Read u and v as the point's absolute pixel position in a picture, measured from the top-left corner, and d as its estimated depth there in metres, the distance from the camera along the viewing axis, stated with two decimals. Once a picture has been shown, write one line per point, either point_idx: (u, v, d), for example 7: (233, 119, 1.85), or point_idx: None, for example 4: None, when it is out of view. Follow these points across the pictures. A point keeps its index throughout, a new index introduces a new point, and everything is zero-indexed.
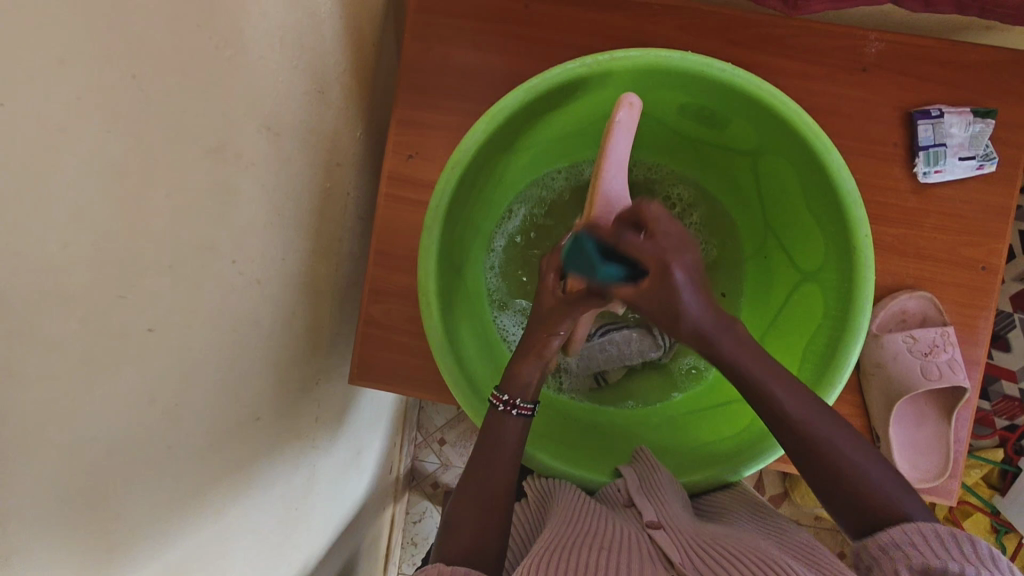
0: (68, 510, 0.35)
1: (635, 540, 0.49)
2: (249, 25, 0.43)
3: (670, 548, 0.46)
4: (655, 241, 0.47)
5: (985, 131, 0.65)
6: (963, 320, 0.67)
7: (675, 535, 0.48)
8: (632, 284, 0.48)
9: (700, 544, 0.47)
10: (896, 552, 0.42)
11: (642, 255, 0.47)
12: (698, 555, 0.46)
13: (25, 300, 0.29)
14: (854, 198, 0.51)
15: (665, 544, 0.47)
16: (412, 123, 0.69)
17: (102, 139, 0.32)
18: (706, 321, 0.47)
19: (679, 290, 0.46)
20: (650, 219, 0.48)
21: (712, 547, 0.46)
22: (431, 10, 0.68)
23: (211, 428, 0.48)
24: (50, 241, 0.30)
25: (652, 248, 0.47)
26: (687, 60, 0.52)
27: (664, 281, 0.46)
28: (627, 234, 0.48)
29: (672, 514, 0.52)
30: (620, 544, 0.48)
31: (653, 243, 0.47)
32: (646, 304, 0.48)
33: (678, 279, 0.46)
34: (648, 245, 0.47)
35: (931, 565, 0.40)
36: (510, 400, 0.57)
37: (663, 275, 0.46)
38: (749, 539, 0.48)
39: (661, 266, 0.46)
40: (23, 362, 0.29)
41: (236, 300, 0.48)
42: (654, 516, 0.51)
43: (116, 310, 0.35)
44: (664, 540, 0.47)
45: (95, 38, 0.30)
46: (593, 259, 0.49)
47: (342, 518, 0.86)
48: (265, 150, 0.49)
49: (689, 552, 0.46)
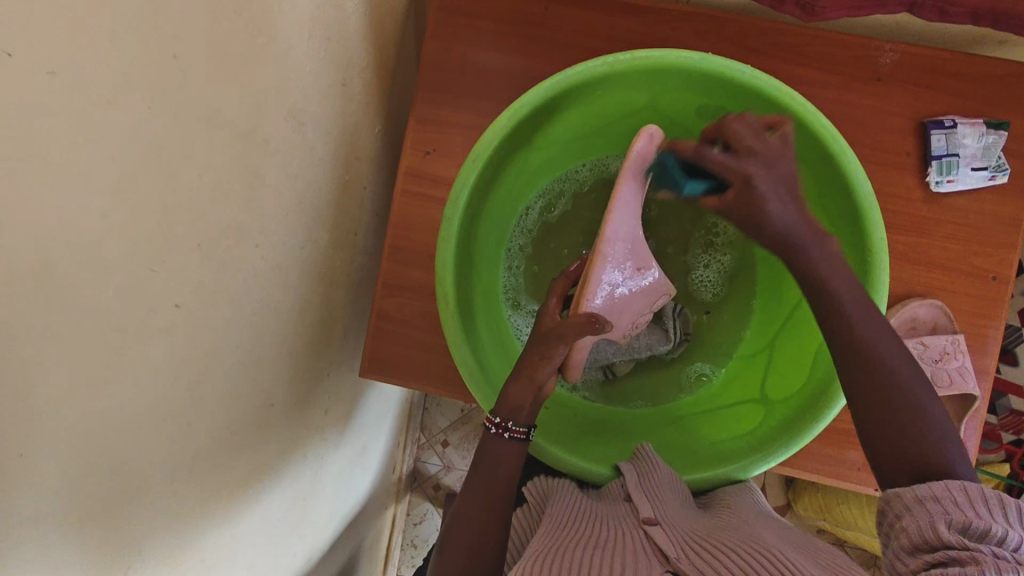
0: (90, 481, 0.35)
1: (631, 537, 0.49)
2: (281, 12, 0.44)
3: (666, 543, 0.47)
4: (750, 155, 0.46)
5: (997, 142, 0.65)
6: (972, 329, 0.67)
7: (670, 532, 0.49)
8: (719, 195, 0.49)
9: (696, 542, 0.47)
10: (937, 507, 0.39)
11: (725, 171, 0.47)
12: (699, 555, 0.46)
13: (64, 267, 0.30)
14: (871, 201, 0.52)
15: (661, 540, 0.47)
16: (430, 120, 0.70)
17: (142, 115, 0.33)
18: (792, 215, 0.46)
19: (768, 204, 0.46)
20: (733, 132, 0.48)
21: (713, 547, 0.46)
22: (453, 10, 0.69)
23: (229, 411, 0.48)
24: (89, 210, 0.30)
25: (734, 160, 0.47)
26: (708, 62, 0.53)
27: (746, 190, 0.46)
28: (707, 150, 0.48)
29: (668, 513, 0.52)
30: (616, 542, 0.48)
31: (739, 160, 0.47)
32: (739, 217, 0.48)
33: (770, 203, 0.46)
34: (730, 161, 0.47)
35: (972, 526, 0.37)
36: (501, 423, 0.56)
37: (750, 189, 0.46)
38: (750, 534, 0.48)
39: (742, 178, 0.46)
40: (58, 328, 0.30)
41: (257, 284, 0.48)
42: (651, 512, 0.51)
43: (147, 283, 0.36)
44: (660, 536, 0.48)
45: (141, 14, 0.31)
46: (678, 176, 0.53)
47: (346, 514, 0.86)
48: (290, 138, 0.50)
49: (685, 549, 0.47)
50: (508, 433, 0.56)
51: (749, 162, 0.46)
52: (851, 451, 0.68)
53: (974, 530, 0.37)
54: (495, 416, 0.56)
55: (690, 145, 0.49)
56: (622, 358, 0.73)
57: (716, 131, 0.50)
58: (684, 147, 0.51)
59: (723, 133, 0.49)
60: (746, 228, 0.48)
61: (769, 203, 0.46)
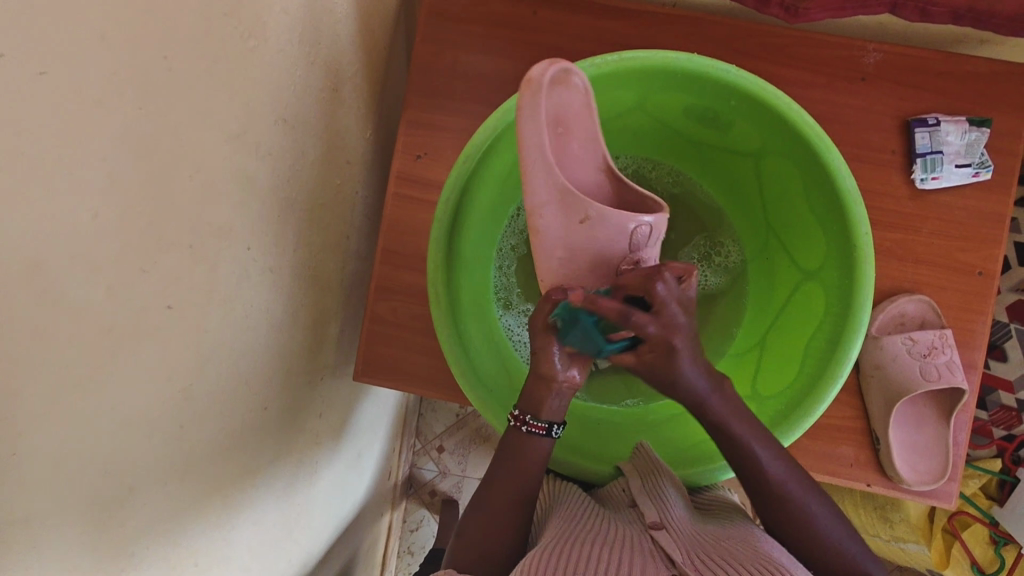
0: (83, 482, 0.35)
1: (637, 542, 0.48)
2: (270, 17, 0.45)
3: (672, 548, 0.47)
4: (663, 318, 0.45)
5: (981, 139, 0.66)
6: (960, 325, 0.68)
7: (677, 535, 0.49)
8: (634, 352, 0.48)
9: (703, 549, 0.48)
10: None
11: (648, 336, 0.45)
12: (704, 563, 0.46)
13: (55, 265, 0.30)
14: (855, 197, 0.53)
15: (668, 547, 0.47)
16: (421, 124, 0.70)
17: (133, 116, 0.33)
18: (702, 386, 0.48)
19: (680, 369, 0.47)
20: (660, 298, 0.45)
21: (718, 556, 0.46)
22: (442, 14, 0.70)
23: (222, 413, 0.48)
24: (81, 208, 0.31)
25: (656, 325, 0.45)
26: (694, 62, 0.54)
27: (671, 359, 0.46)
28: (636, 312, 0.45)
29: (675, 514, 0.51)
30: (624, 546, 0.48)
31: (660, 322, 0.45)
32: (647, 370, 0.48)
33: (684, 362, 0.46)
34: (654, 326, 0.45)
35: None
36: (518, 416, 0.56)
37: (669, 356, 0.46)
38: (753, 543, 0.48)
39: (666, 345, 0.45)
40: (51, 326, 0.30)
41: (249, 287, 0.49)
42: (657, 516, 0.50)
43: (138, 284, 0.36)
44: (667, 541, 0.47)
45: (131, 14, 0.31)
46: (597, 340, 0.48)
47: (341, 519, 0.85)
48: (282, 142, 0.50)
49: (692, 556, 0.47)
50: (526, 427, 0.55)
51: (671, 331, 0.45)
52: (844, 446, 0.68)
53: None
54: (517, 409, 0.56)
55: (615, 305, 0.45)
56: None
57: (679, 274, 0.48)
58: (607, 306, 0.45)
59: (647, 295, 0.46)
60: (654, 377, 0.48)
61: (681, 356, 0.46)
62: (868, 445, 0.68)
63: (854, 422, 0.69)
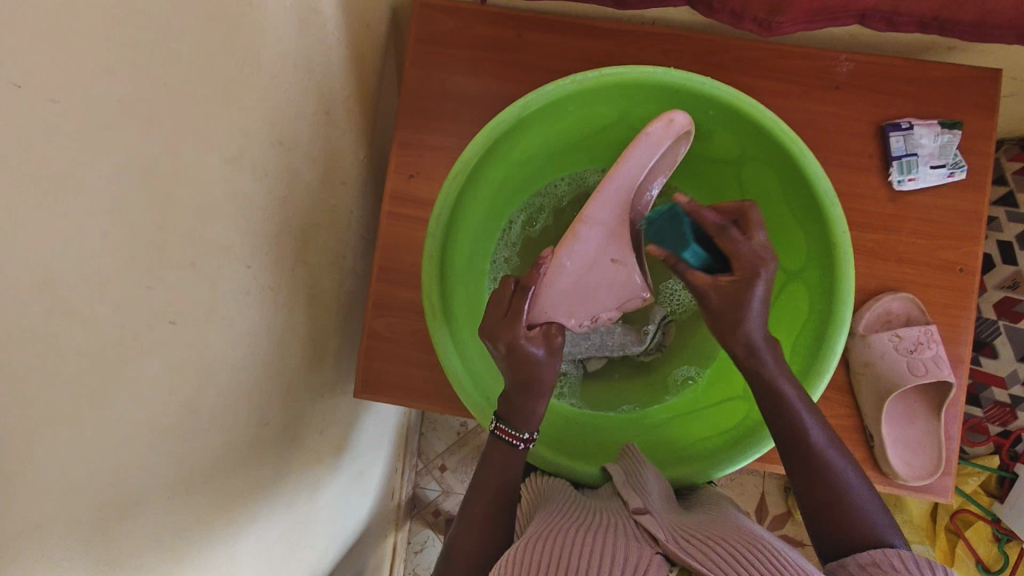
0: (93, 490, 0.36)
1: (619, 523, 0.50)
2: (264, 45, 0.47)
3: (656, 529, 0.48)
4: (752, 244, 0.53)
5: (953, 140, 0.69)
6: (945, 321, 0.70)
7: (660, 521, 0.50)
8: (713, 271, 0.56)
9: (687, 533, 0.48)
10: (874, 569, 0.47)
11: (736, 254, 0.53)
12: (687, 543, 0.46)
13: (63, 284, 0.31)
14: (831, 198, 0.55)
15: (650, 526, 0.48)
16: (413, 145, 0.72)
17: (136, 140, 0.35)
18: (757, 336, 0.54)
19: (752, 300, 0.53)
20: (752, 221, 0.54)
21: (701, 538, 0.47)
22: (429, 39, 0.73)
23: (223, 429, 0.49)
24: (89, 228, 0.32)
25: (744, 245, 0.53)
26: (670, 75, 0.56)
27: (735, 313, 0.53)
28: (730, 229, 0.53)
29: (657, 505, 0.52)
30: (607, 527, 0.49)
31: (749, 244, 0.53)
32: (718, 296, 0.54)
33: (757, 292, 0.53)
34: (744, 244, 0.53)
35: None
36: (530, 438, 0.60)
37: (746, 285, 0.53)
38: (735, 527, 0.49)
39: (747, 275, 0.52)
40: (59, 340, 0.31)
41: (249, 304, 0.50)
42: (641, 503, 0.51)
43: (143, 299, 0.37)
44: (650, 522, 0.49)
45: (135, 45, 0.34)
46: (687, 234, 0.56)
47: (344, 539, 0.85)
48: (278, 164, 0.52)
49: (673, 536, 0.48)
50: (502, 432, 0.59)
51: (759, 262, 0.52)
52: None
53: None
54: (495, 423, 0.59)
55: (715, 220, 0.54)
56: (594, 353, 0.75)
57: (736, 214, 0.55)
58: (707, 218, 0.54)
59: (741, 218, 0.55)
60: (724, 316, 0.54)
61: (754, 289, 0.53)
62: (861, 442, 0.69)
63: (847, 420, 0.70)
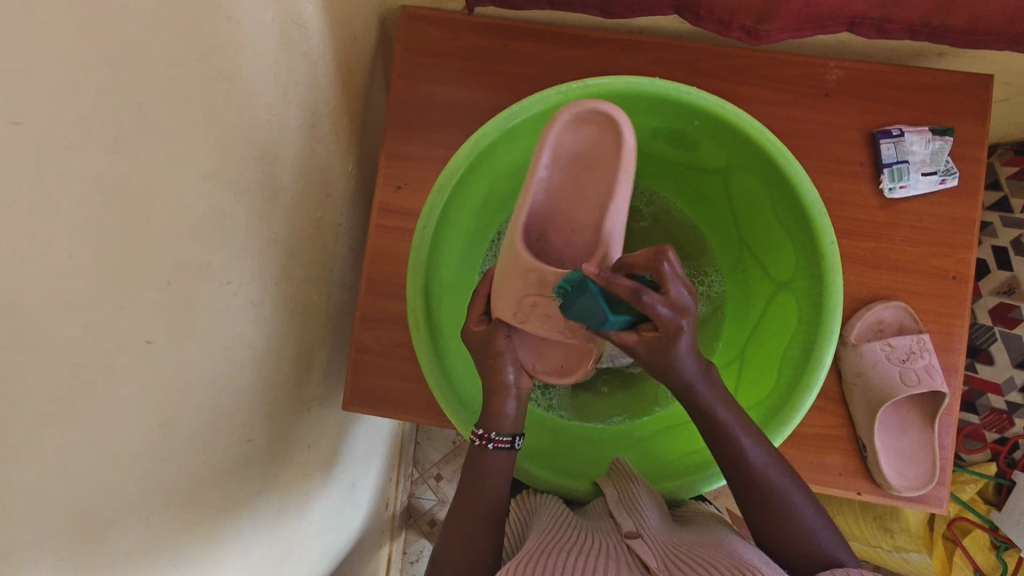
0: (65, 515, 0.36)
1: (610, 548, 0.49)
2: (244, 60, 0.47)
3: (647, 555, 0.47)
4: (673, 302, 0.46)
5: (944, 147, 0.68)
6: (938, 330, 0.69)
7: (651, 544, 0.49)
8: (637, 329, 0.50)
9: (677, 559, 0.48)
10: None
11: (659, 319, 0.46)
12: (679, 570, 0.46)
13: (32, 307, 0.31)
14: (818, 208, 0.54)
15: (641, 550, 0.48)
16: (401, 156, 0.72)
17: (107, 160, 0.34)
18: None
19: (679, 344, 0.48)
20: (666, 276, 0.47)
21: (692, 565, 0.46)
22: (417, 49, 0.72)
23: (204, 447, 0.49)
24: (58, 250, 0.32)
25: (666, 307, 0.46)
26: (654, 86, 0.56)
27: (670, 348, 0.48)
28: (649, 292, 0.46)
29: (650, 527, 0.52)
30: (598, 551, 0.48)
31: (668, 303, 0.46)
32: (646, 350, 0.49)
33: (683, 342, 0.48)
34: (666, 306, 0.46)
35: None
36: (485, 434, 0.57)
37: (671, 337, 0.47)
38: (727, 549, 0.48)
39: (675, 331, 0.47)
40: (30, 364, 0.31)
41: (231, 321, 0.50)
42: (632, 526, 0.51)
43: (116, 320, 0.37)
44: (642, 547, 0.48)
45: (104, 65, 0.33)
46: (603, 306, 0.49)
47: (335, 552, 0.85)
48: (260, 178, 0.52)
49: (664, 562, 0.47)
50: (492, 442, 0.57)
51: (679, 325, 0.47)
52: (832, 455, 0.69)
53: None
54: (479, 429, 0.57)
55: (628, 284, 0.46)
56: None
57: (652, 266, 0.47)
58: (620, 286, 0.47)
59: (654, 274, 0.47)
60: (653, 359, 0.50)
61: (682, 339, 0.48)
62: (854, 452, 0.69)
63: (840, 430, 0.69)
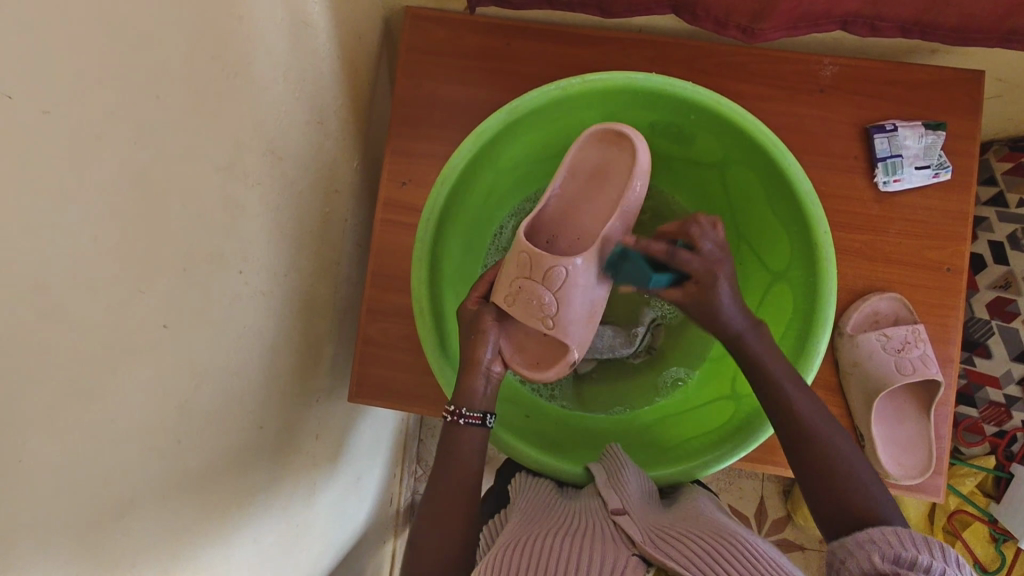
0: (87, 490, 0.37)
1: (599, 526, 0.50)
2: (256, 57, 0.48)
3: (633, 530, 0.49)
4: (704, 256, 0.52)
5: (937, 141, 0.70)
6: (933, 320, 0.70)
7: (637, 520, 0.51)
8: (681, 286, 0.53)
9: (662, 531, 0.49)
10: (872, 547, 0.45)
11: (692, 270, 0.51)
12: (665, 542, 0.47)
13: (57, 287, 0.32)
14: (812, 198, 0.56)
15: (627, 526, 0.49)
16: (406, 153, 0.74)
17: (128, 149, 0.36)
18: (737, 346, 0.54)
19: (719, 297, 0.52)
20: (697, 238, 0.52)
21: (677, 536, 0.48)
22: (421, 49, 0.74)
23: (216, 432, 0.50)
24: (80, 234, 0.33)
25: (698, 262, 0.52)
26: (651, 81, 0.58)
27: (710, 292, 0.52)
28: (680, 250, 0.52)
29: (636, 504, 0.53)
30: (585, 530, 0.50)
31: (700, 258, 0.52)
32: (691, 304, 0.53)
33: (722, 292, 0.52)
34: (698, 260, 0.51)
35: (903, 559, 0.43)
36: (456, 410, 0.58)
37: (710, 288, 0.52)
38: (711, 522, 0.50)
39: (710, 273, 0.51)
40: (54, 342, 0.33)
41: (242, 309, 0.51)
42: (619, 502, 0.52)
43: (135, 303, 0.39)
44: (628, 524, 0.49)
45: (125, 58, 0.35)
46: (643, 268, 0.54)
47: (342, 544, 0.86)
48: (270, 172, 0.53)
49: (649, 534, 0.49)
50: (462, 418, 0.58)
51: (716, 266, 0.52)
52: None
53: (906, 561, 0.43)
54: (451, 405, 0.58)
55: (662, 246, 0.53)
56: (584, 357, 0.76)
57: (680, 234, 0.54)
58: (654, 247, 0.53)
59: (687, 237, 0.53)
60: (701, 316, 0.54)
61: (718, 291, 0.52)
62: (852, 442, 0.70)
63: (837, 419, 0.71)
